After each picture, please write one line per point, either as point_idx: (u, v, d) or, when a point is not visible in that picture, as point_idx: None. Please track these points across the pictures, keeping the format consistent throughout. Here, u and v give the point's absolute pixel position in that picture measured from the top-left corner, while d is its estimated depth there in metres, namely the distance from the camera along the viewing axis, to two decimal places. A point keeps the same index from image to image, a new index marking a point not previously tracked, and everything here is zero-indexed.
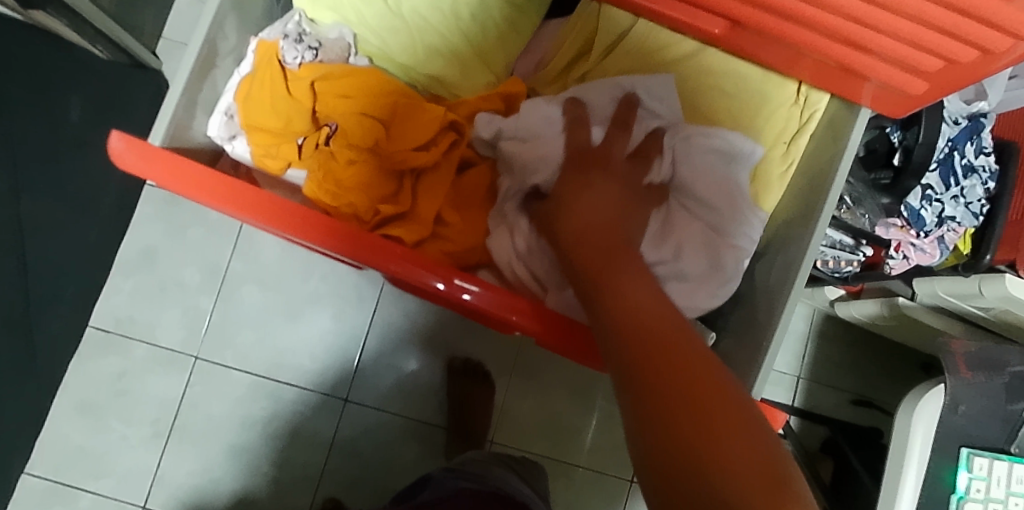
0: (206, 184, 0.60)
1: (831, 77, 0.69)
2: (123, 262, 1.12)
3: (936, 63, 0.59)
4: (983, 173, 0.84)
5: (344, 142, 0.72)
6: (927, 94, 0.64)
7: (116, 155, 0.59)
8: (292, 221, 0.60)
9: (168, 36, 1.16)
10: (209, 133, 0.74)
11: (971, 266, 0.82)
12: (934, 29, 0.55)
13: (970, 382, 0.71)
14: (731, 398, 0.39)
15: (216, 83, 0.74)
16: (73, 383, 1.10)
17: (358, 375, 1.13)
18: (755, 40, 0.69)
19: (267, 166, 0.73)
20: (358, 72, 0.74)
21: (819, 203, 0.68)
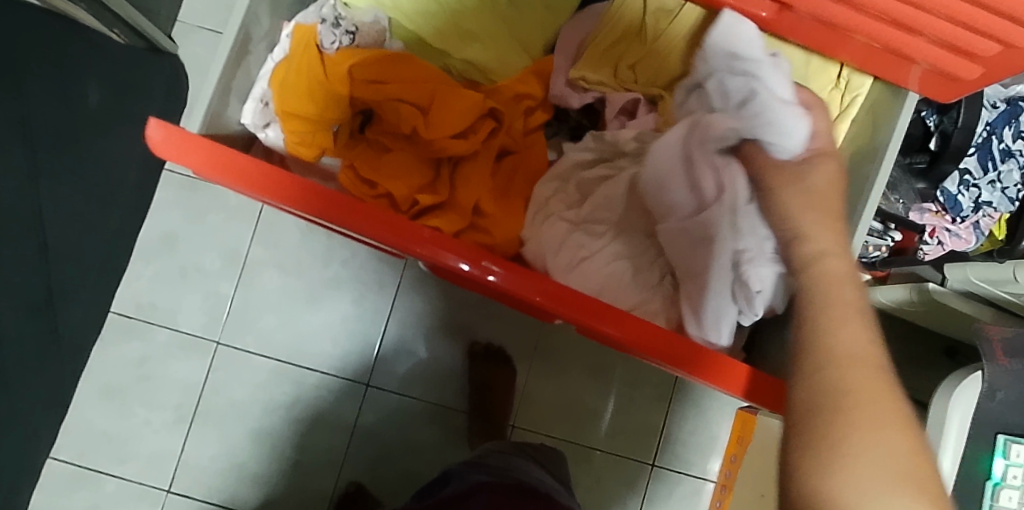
0: (240, 166, 0.59)
1: (876, 62, 0.68)
2: (143, 248, 1.13)
3: (994, 47, 0.58)
4: (1022, 157, 0.82)
5: (379, 132, 0.75)
6: (978, 81, 0.63)
7: (154, 144, 0.58)
8: (323, 207, 0.60)
9: (184, 20, 1.15)
10: (243, 121, 0.73)
11: (1006, 253, 0.81)
12: (993, 12, 0.55)
13: (1008, 369, 0.70)
14: (887, 392, 0.44)
15: (250, 70, 0.72)
16: (96, 368, 1.10)
17: (379, 360, 1.13)
18: (801, 25, 0.69)
19: (302, 154, 0.73)
20: (394, 56, 0.72)
21: (863, 194, 0.67)
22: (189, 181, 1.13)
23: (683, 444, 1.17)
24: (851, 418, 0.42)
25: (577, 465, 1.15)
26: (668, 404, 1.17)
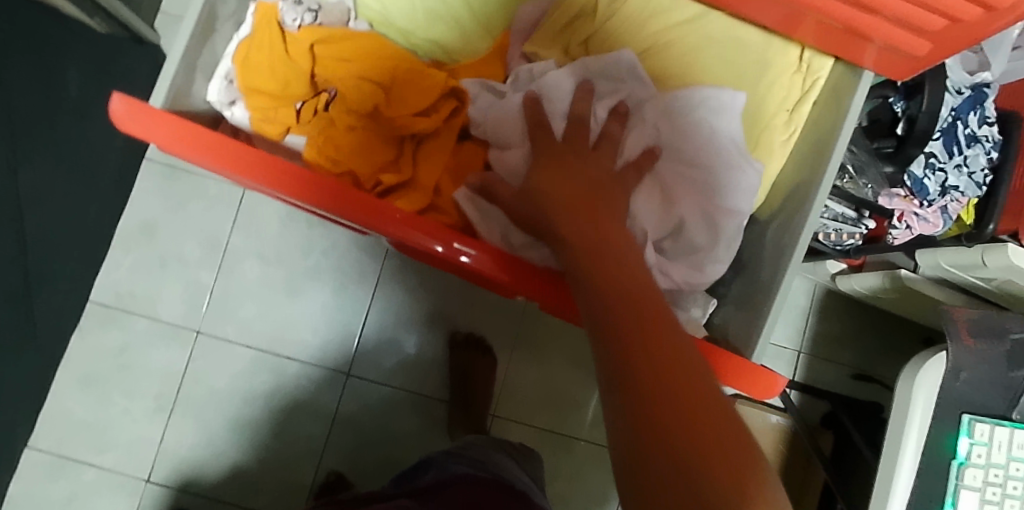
0: (207, 144, 0.60)
1: (833, 39, 0.70)
2: (122, 235, 1.13)
3: (938, 21, 0.60)
4: (986, 143, 0.84)
5: (342, 109, 0.77)
6: (931, 55, 0.65)
7: (117, 116, 0.59)
8: (288, 180, 0.60)
9: (166, 10, 1.17)
10: (209, 99, 0.78)
11: (975, 237, 0.81)
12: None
13: (972, 349, 0.71)
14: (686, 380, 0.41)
15: (216, 48, 0.78)
16: (76, 357, 1.11)
17: (360, 349, 1.14)
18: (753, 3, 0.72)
19: (267, 131, 0.77)
20: (357, 36, 0.79)
21: (821, 165, 0.71)
22: (169, 170, 1.14)
23: None
24: (707, 432, 0.38)
25: (559, 455, 1.15)
26: None
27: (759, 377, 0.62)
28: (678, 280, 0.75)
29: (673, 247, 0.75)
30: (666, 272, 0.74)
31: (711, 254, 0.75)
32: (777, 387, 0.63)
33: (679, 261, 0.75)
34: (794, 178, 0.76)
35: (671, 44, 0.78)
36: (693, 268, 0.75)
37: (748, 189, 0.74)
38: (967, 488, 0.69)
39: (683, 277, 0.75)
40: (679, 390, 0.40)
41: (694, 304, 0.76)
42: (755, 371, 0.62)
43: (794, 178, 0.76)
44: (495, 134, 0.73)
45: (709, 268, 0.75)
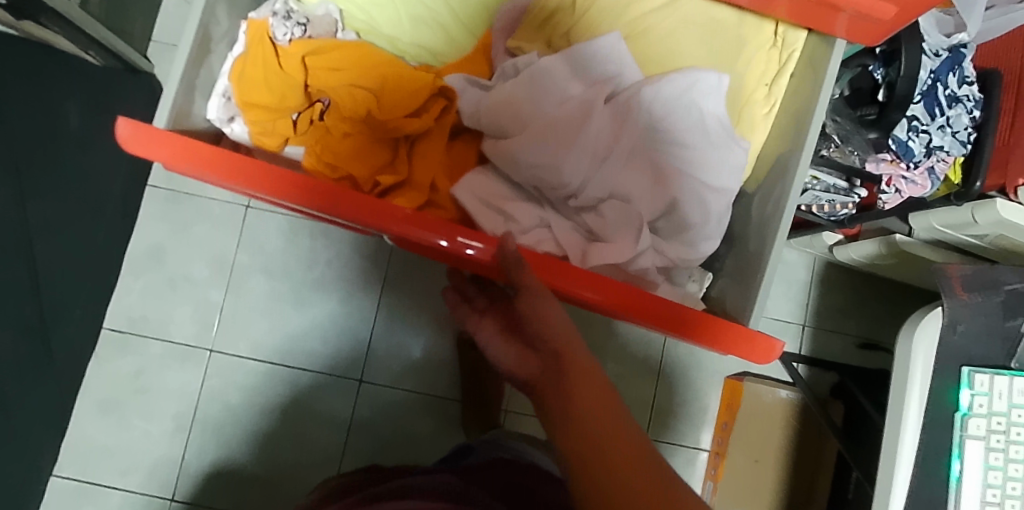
0: (210, 159, 0.62)
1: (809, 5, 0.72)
2: (132, 262, 1.15)
3: None
4: (968, 102, 0.85)
5: (337, 118, 0.80)
6: (899, 18, 0.67)
7: (123, 139, 0.62)
8: (287, 187, 0.62)
9: (158, 39, 1.19)
10: (209, 117, 0.81)
11: (962, 195, 0.83)
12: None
13: (966, 303, 0.72)
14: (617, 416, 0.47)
15: (213, 67, 0.80)
16: (93, 384, 1.12)
17: (370, 355, 1.16)
18: None
19: (265, 143, 0.81)
20: (346, 46, 0.82)
21: (800, 135, 0.74)
22: (170, 195, 1.16)
23: (675, 416, 1.23)
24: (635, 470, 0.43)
25: None
26: (656, 381, 1.23)
27: (755, 340, 0.64)
28: (672, 257, 0.77)
29: (665, 226, 0.78)
30: (660, 249, 0.76)
31: (704, 231, 0.77)
32: (774, 352, 0.64)
33: (673, 239, 0.78)
34: (779, 147, 0.79)
35: (650, 29, 0.82)
36: (687, 246, 0.78)
37: (733, 165, 0.77)
38: (973, 439, 0.70)
39: (678, 253, 0.77)
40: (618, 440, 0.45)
41: (689, 279, 0.79)
42: (752, 337, 0.64)
43: (778, 147, 0.79)
44: (488, 125, 0.79)
45: (702, 244, 0.78)
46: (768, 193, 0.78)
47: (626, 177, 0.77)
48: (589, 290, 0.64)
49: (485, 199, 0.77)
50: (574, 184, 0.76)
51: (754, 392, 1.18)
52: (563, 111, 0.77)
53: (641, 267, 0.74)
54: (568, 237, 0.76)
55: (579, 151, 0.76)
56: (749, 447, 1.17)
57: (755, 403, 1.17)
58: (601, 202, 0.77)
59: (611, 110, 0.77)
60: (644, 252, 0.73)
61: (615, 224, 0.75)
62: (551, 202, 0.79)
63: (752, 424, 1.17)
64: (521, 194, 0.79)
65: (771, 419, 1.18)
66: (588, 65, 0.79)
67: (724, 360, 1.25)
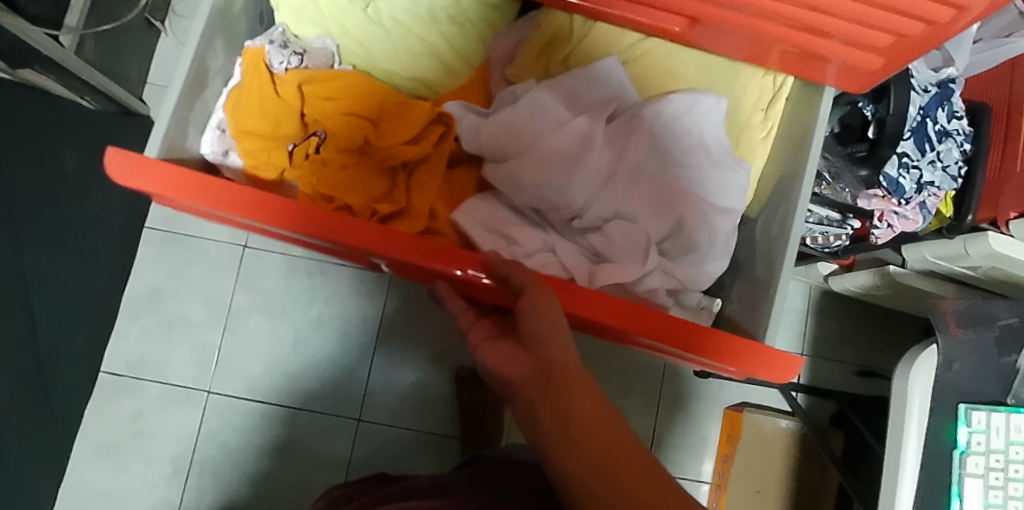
0: (199, 188, 0.65)
1: (800, 55, 0.73)
2: (130, 304, 1.14)
3: (886, 38, 0.63)
4: (958, 136, 0.85)
5: (333, 149, 0.81)
6: (886, 69, 0.68)
7: (111, 171, 0.64)
8: (275, 210, 0.65)
9: (154, 81, 1.20)
10: (203, 151, 0.82)
11: (954, 228, 0.83)
12: (880, 8, 0.59)
13: (961, 339, 0.73)
14: (601, 422, 0.49)
15: (207, 102, 0.83)
16: (91, 428, 1.12)
17: (369, 393, 1.15)
18: (713, 33, 0.77)
19: (262, 173, 0.82)
20: (340, 76, 0.84)
21: (801, 159, 0.76)
22: (168, 236, 1.16)
23: (675, 448, 1.22)
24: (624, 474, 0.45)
25: None
26: (655, 412, 1.23)
27: (770, 355, 0.65)
28: (682, 277, 0.78)
29: (670, 246, 0.79)
30: (669, 271, 0.77)
31: (713, 248, 0.78)
32: (792, 369, 0.65)
33: (681, 260, 0.79)
34: (779, 168, 0.81)
35: (646, 55, 0.83)
36: (695, 266, 0.78)
37: (738, 185, 0.79)
38: (971, 476, 0.70)
39: (688, 275, 0.78)
40: (605, 446, 0.47)
41: (697, 299, 0.79)
42: (766, 352, 0.64)
43: (779, 168, 0.81)
44: (488, 150, 0.79)
45: (710, 265, 0.79)
46: (771, 212, 0.80)
47: (627, 199, 0.78)
48: (599, 312, 0.65)
49: (488, 225, 0.77)
50: (578, 204, 0.77)
51: (753, 422, 1.21)
52: (563, 132, 0.78)
53: (648, 288, 0.75)
54: (573, 260, 0.76)
55: (584, 172, 0.77)
56: (749, 478, 1.19)
57: (753, 434, 1.20)
58: (603, 224, 0.78)
59: (608, 135, 0.80)
60: (651, 272, 0.74)
61: (619, 248, 0.76)
62: (553, 226, 0.79)
63: (753, 455, 1.20)
64: (525, 220, 0.79)
65: (771, 450, 1.20)
66: (585, 90, 0.81)
67: (725, 390, 1.24)
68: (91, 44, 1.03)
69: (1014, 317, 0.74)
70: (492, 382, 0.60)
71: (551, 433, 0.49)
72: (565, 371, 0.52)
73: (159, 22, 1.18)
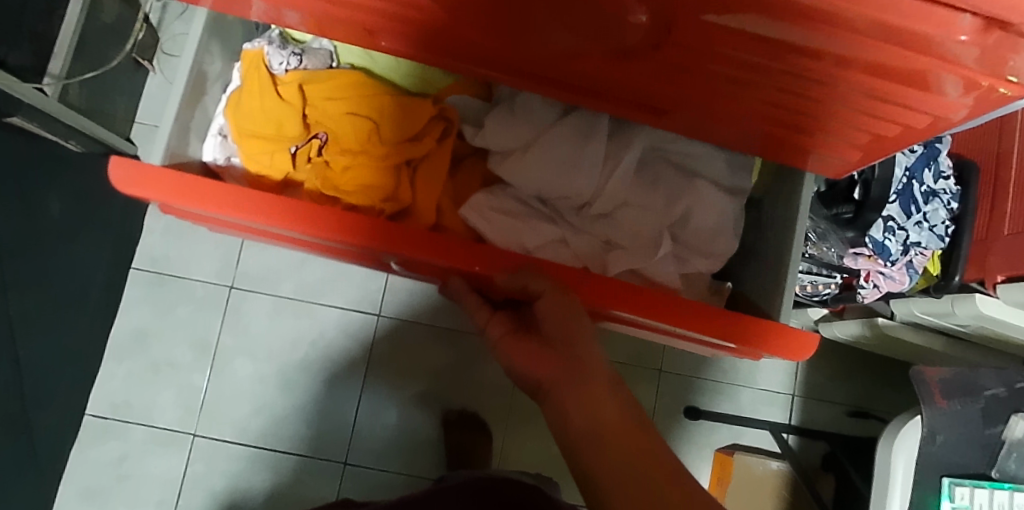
0: (209, 194, 0.63)
1: (764, 152, 0.60)
2: (116, 347, 1.15)
3: (863, 136, 0.52)
4: (944, 196, 0.84)
5: (338, 149, 0.78)
6: (864, 161, 0.56)
7: (118, 181, 0.63)
8: (291, 216, 0.63)
9: (141, 119, 1.20)
10: (206, 158, 0.81)
11: (942, 288, 0.85)
12: (858, 112, 0.48)
13: (945, 410, 0.72)
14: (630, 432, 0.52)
15: (207, 109, 0.81)
16: (76, 471, 1.11)
17: (354, 436, 1.15)
18: (683, 126, 0.59)
19: (267, 177, 0.79)
20: (339, 73, 0.81)
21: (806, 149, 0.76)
22: (155, 277, 1.17)
23: None
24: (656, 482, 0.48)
25: None
26: None
27: (794, 338, 0.65)
28: (697, 265, 0.77)
29: (681, 232, 0.78)
30: (683, 258, 0.77)
31: (722, 231, 0.77)
32: (812, 346, 0.66)
33: (694, 247, 0.77)
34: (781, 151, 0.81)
35: None
36: (707, 254, 0.77)
37: (745, 165, 0.78)
38: None
39: (701, 259, 0.77)
40: (636, 452, 0.51)
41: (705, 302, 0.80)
42: (792, 335, 0.65)
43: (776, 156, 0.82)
44: (494, 144, 0.76)
45: (721, 247, 0.77)
46: (763, 228, 0.81)
47: (633, 186, 0.77)
48: (619, 307, 0.64)
49: (497, 222, 0.75)
50: (589, 193, 0.76)
51: (744, 465, 1.18)
52: (569, 120, 0.76)
53: (664, 274, 0.74)
54: (584, 250, 0.76)
55: (591, 161, 0.74)
56: None
57: (744, 476, 1.17)
58: (613, 209, 0.77)
59: (605, 127, 0.76)
60: (664, 260, 0.74)
61: (631, 232, 0.76)
62: (562, 218, 0.78)
63: (745, 499, 1.17)
64: (531, 212, 0.77)
65: (760, 491, 1.18)
66: None
67: (714, 432, 1.22)
68: (76, 89, 1.01)
69: (1000, 387, 0.75)
70: (517, 382, 0.63)
71: (601, 430, 0.52)
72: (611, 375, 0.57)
73: (147, 61, 1.17)
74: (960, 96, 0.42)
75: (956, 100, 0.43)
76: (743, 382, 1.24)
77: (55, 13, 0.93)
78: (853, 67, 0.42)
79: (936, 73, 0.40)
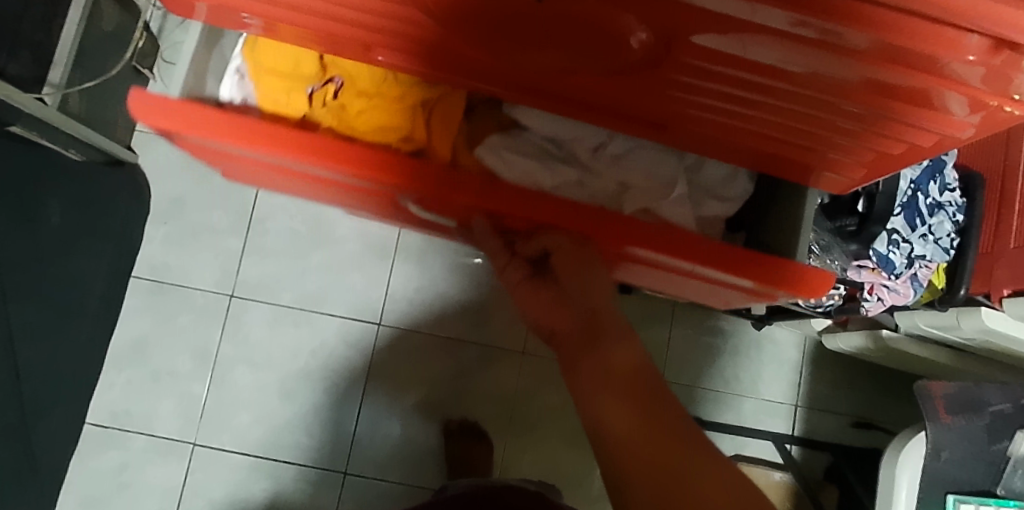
0: (231, 126, 0.60)
1: (766, 168, 0.59)
2: (116, 355, 1.14)
3: (869, 153, 0.51)
4: (950, 208, 0.84)
5: (360, 88, 0.67)
6: (869, 178, 0.55)
7: (136, 105, 0.59)
8: (310, 148, 0.61)
9: (142, 128, 1.19)
10: (222, 97, 0.68)
11: (947, 300, 0.84)
12: (868, 130, 0.47)
13: (949, 427, 0.71)
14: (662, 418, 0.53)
15: (229, 47, 0.69)
16: (76, 480, 1.11)
17: (355, 445, 1.14)
18: (682, 140, 0.57)
19: (283, 118, 0.67)
20: None
21: None
22: (156, 286, 1.17)
23: None
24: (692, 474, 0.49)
25: None
26: None
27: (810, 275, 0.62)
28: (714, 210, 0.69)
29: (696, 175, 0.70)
30: (701, 203, 0.69)
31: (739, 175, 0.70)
32: (829, 280, 0.63)
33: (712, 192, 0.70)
34: None
35: None
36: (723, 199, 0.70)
37: None
38: None
39: (718, 204, 0.70)
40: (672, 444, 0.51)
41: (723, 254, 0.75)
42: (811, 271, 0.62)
43: None
44: None
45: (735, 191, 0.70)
46: None
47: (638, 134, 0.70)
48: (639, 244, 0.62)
49: (516, 166, 0.66)
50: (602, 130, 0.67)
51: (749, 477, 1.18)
52: None
53: (682, 217, 0.67)
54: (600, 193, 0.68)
55: None
56: None
57: None
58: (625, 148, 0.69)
59: None
60: (679, 201, 0.67)
61: (646, 174, 0.68)
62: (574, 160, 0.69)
63: None
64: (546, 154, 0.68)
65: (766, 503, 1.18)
66: None
67: (717, 443, 1.21)
68: (76, 98, 1.01)
69: (1005, 402, 0.74)
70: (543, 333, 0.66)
71: (638, 441, 0.51)
72: (653, 389, 0.54)
73: (147, 70, 1.17)
74: (967, 114, 0.41)
75: (965, 119, 0.42)
76: (745, 392, 1.22)
77: (55, 23, 0.93)
78: (855, 83, 0.41)
79: (942, 92, 0.39)
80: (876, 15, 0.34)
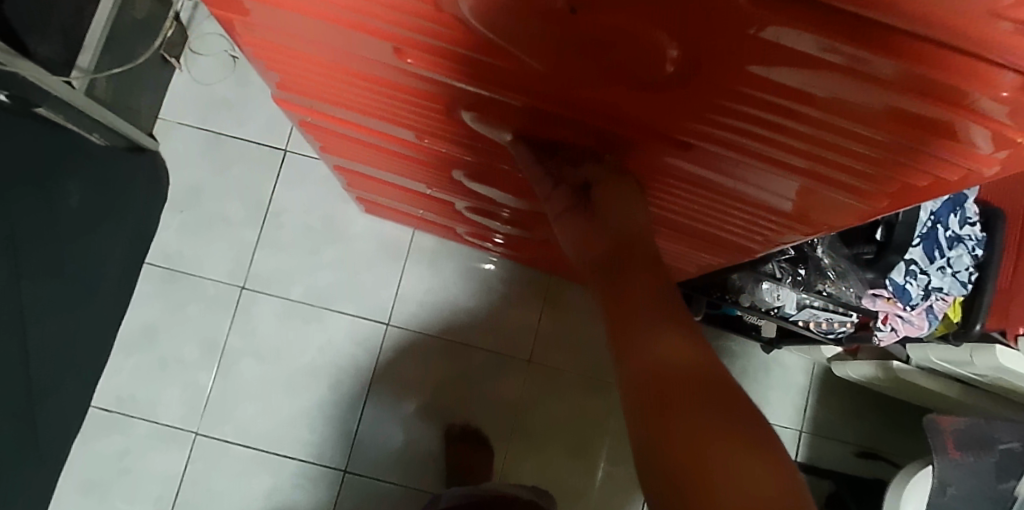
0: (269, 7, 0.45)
1: (784, 194, 0.57)
2: (125, 341, 1.15)
3: (893, 184, 0.50)
4: (969, 242, 0.84)
5: None
6: (891, 207, 0.55)
7: None
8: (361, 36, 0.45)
9: (165, 115, 1.20)
10: None
11: (961, 335, 0.84)
12: (898, 157, 0.46)
13: (956, 462, 0.76)
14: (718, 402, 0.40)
15: None
16: (77, 463, 1.11)
17: (356, 444, 1.14)
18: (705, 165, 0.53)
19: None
20: None
21: None
22: (168, 273, 1.17)
23: None
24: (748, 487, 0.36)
25: None
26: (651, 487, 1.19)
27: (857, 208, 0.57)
28: None
29: None
30: None
31: None
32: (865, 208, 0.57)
33: None
34: None
35: None
36: None
37: None
38: None
39: None
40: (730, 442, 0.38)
41: None
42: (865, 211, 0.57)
43: None
44: None
45: None
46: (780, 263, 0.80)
47: None
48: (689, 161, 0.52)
49: None
50: None
51: None
52: None
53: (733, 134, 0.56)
54: None
55: None
56: None
57: None
58: None
59: None
60: None
61: None
62: None
63: None
64: None
65: None
66: None
67: None
68: (104, 83, 1.02)
69: (1016, 441, 0.77)
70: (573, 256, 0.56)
71: (688, 435, 0.39)
72: (680, 384, 0.41)
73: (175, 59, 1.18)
74: (993, 150, 0.41)
75: (994, 154, 0.41)
76: None
77: (89, 9, 0.94)
78: (883, 110, 0.40)
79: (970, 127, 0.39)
80: (927, 53, 0.30)
